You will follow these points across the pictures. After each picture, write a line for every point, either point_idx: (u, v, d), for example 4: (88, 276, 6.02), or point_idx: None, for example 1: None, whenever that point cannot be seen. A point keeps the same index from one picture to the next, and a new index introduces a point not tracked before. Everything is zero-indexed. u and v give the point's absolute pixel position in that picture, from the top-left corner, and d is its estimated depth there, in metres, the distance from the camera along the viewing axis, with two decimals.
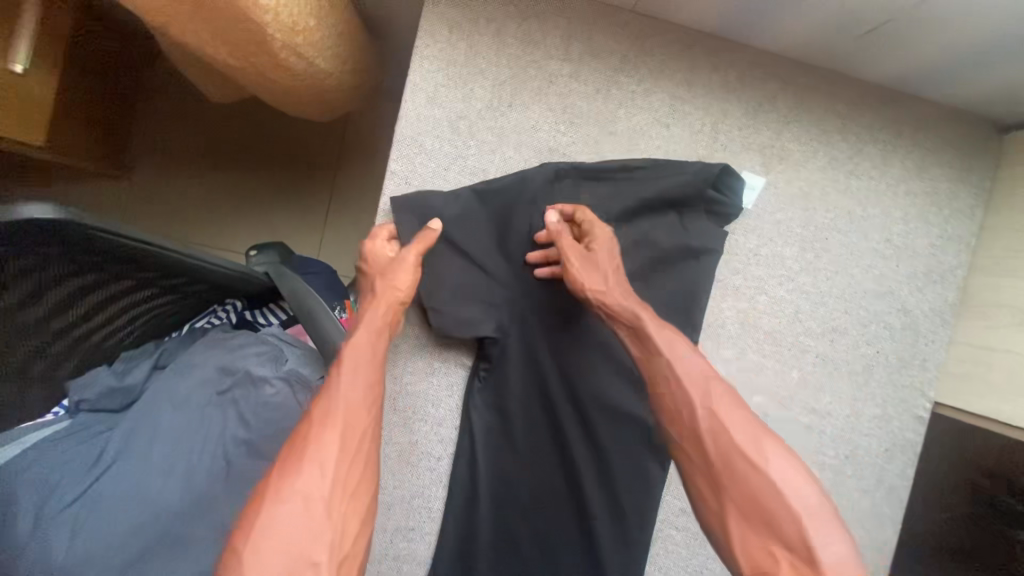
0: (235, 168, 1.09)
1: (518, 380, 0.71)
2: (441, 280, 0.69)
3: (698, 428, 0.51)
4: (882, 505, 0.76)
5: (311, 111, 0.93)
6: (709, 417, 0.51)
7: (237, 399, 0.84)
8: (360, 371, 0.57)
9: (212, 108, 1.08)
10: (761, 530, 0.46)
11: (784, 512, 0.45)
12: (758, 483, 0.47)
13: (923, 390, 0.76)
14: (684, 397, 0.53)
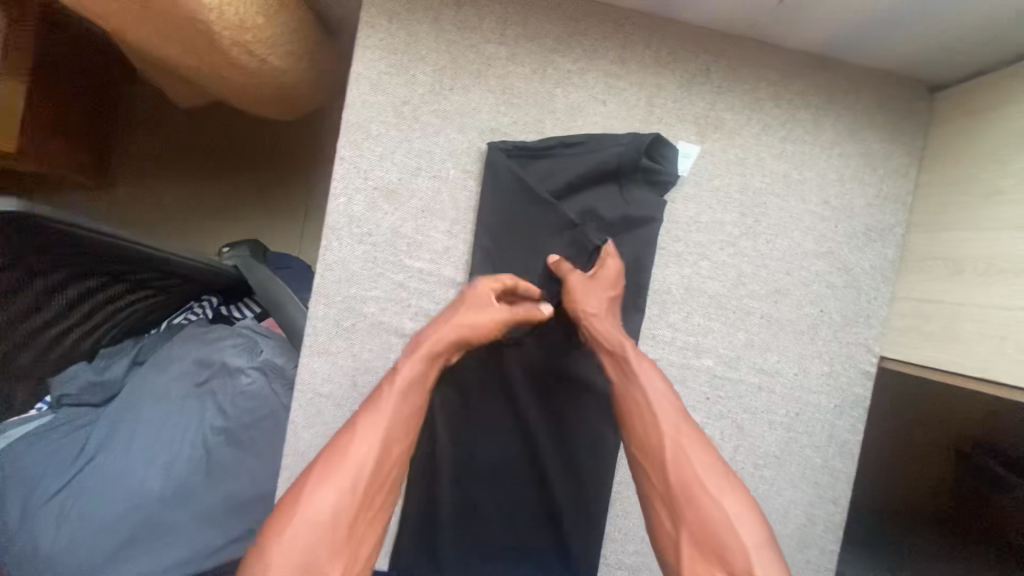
0: (216, 171, 1.13)
1: (474, 354, 0.74)
2: (394, 261, 0.72)
3: (665, 461, 0.56)
4: (834, 460, 0.78)
5: (275, 110, 0.97)
6: (676, 451, 0.56)
7: (215, 389, 0.92)
8: (406, 401, 0.60)
9: (185, 115, 1.12)
10: (710, 558, 0.51)
11: (733, 545, 0.50)
12: (712, 516, 0.52)
13: (868, 346, 0.78)
14: (656, 430, 0.58)
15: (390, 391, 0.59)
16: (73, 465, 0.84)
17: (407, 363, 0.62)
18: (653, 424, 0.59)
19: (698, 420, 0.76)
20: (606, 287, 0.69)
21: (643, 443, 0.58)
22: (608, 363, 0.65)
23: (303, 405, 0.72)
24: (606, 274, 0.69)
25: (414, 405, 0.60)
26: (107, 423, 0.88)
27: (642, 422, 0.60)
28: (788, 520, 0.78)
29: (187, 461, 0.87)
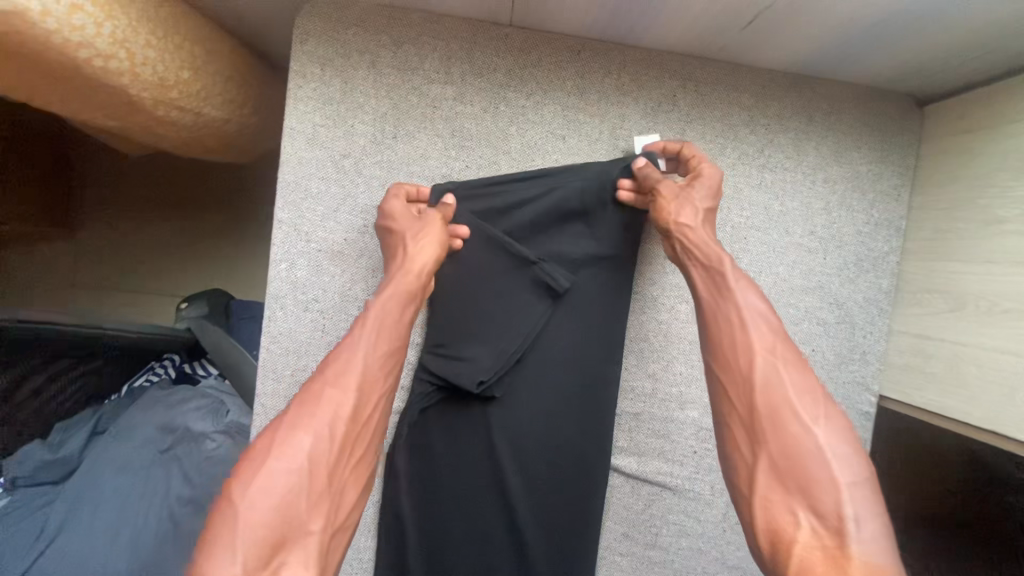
0: (179, 215, 1.05)
1: (439, 422, 0.68)
2: (345, 328, 0.66)
3: (751, 379, 0.45)
4: None
5: (229, 156, 0.92)
6: (767, 371, 0.44)
7: (182, 454, 0.88)
8: (383, 339, 0.51)
9: (124, 166, 1.02)
10: (789, 491, 0.40)
11: (821, 478, 0.39)
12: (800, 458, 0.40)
13: (866, 383, 0.72)
14: (744, 349, 0.46)
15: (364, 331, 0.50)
16: (28, 552, 0.76)
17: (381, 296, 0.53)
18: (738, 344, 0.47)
19: (686, 476, 0.71)
20: (700, 195, 0.58)
21: (726, 358, 0.47)
22: (699, 272, 0.54)
23: None
24: (707, 180, 0.59)
25: (394, 344, 0.51)
26: (65, 503, 0.81)
27: (728, 340, 0.48)
28: None
29: (153, 535, 0.81)
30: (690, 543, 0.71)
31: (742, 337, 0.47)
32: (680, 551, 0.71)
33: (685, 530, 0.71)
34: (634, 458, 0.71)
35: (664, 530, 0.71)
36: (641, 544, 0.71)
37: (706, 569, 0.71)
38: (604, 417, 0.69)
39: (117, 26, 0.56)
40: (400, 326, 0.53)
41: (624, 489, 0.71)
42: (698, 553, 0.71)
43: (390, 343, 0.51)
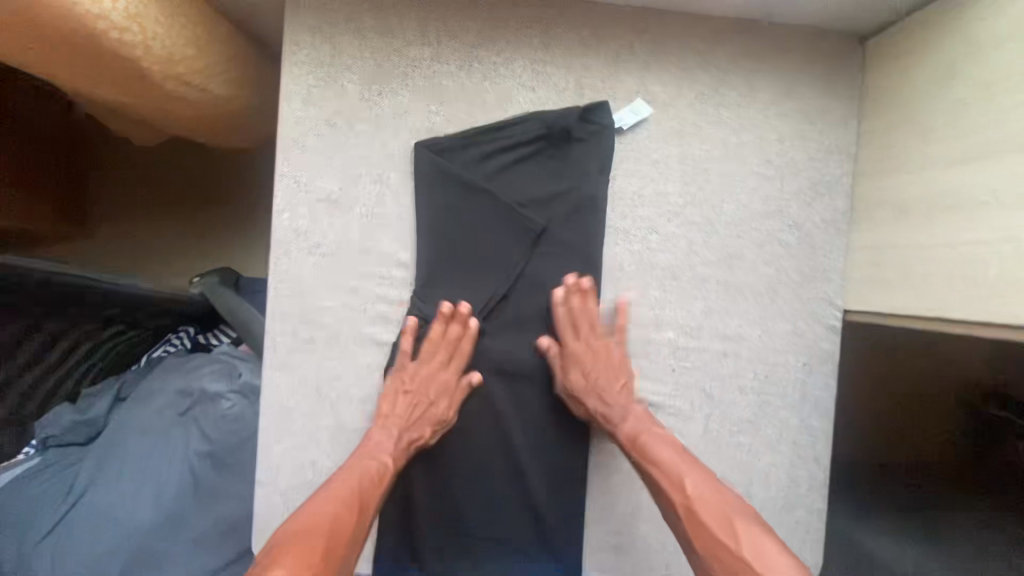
0: (192, 204, 1.12)
1: None
2: (345, 268, 0.72)
3: (682, 485, 0.62)
4: (810, 419, 0.77)
5: (237, 140, 1.01)
6: (695, 485, 0.62)
7: (200, 414, 0.94)
8: (371, 484, 0.63)
9: (135, 157, 1.11)
10: None
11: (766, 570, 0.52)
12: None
13: (831, 299, 0.77)
14: (676, 475, 0.63)
15: (355, 471, 0.63)
16: (64, 504, 0.86)
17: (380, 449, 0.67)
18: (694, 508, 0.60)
19: (667, 393, 0.76)
20: (597, 356, 0.72)
21: (660, 476, 0.64)
22: (630, 420, 0.69)
23: (270, 420, 0.72)
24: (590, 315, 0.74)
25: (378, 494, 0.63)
26: (95, 461, 0.90)
27: (660, 473, 0.64)
28: (771, 483, 0.77)
29: (175, 487, 0.91)
30: None
31: (664, 460, 0.64)
32: None
33: None
34: None
35: None
36: (629, 458, 0.76)
37: None
38: None
39: (130, 1, 0.64)
40: (377, 477, 0.64)
41: None
42: None
43: (370, 488, 0.63)
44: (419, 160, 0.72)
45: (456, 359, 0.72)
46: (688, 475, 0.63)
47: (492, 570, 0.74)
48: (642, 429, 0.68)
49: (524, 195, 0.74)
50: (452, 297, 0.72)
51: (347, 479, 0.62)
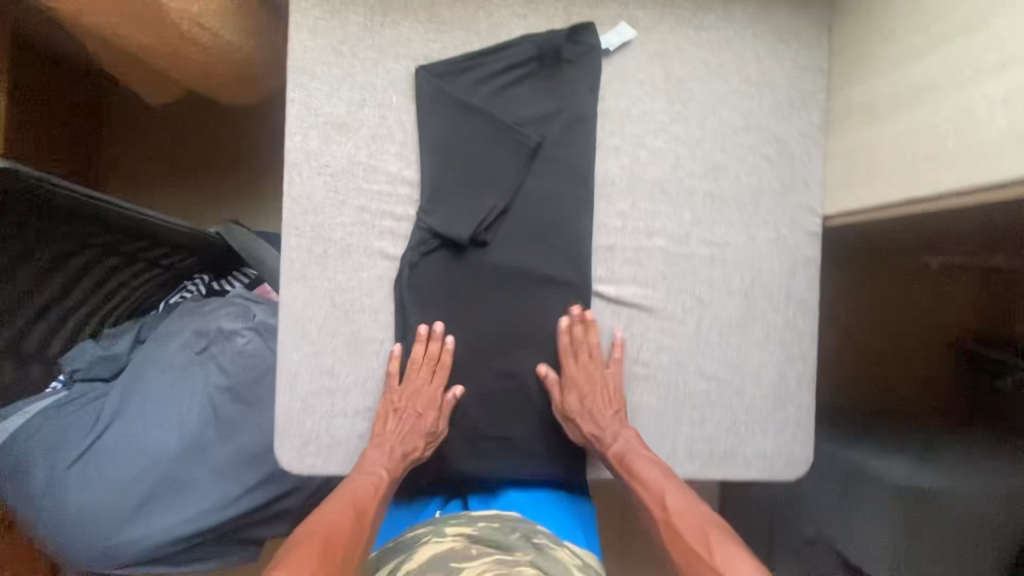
0: (201, 167, 1.17)
1: (440, 265, 0.79)
2: (355, 187, 0.77)
3: (665, 503, 0.73)
4: (796, 320, 0.82)
5: (240, 97, 1.07)
6: (676, 503, 0.74)
7: (216, 352, 0.98)
8: (369, 493, 0.73)
9: (144, 117, 1.16)
10: None
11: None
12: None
13: (811, 206, 0.82)
14: (660, 488, 0.74)
15: (355, 484, 0.73)
16: (91, 433, 0.90)
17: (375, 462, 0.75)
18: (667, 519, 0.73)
19: (659, 298, 0.81)
20: (593, 381, 0.78)
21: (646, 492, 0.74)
22: (619, 441, 0.77)
23: (289, 329, 0.77)
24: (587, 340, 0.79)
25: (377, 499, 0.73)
26: (120, 394, 0.94)
27: (647, 491, 0.74)
28: (761, 381, 0.82)
29: (197, 418, 0.94)
30: (669, 357, 0.82)
31: (649, 477, 0.75)
32: (661, 364, 0.82)
33: (662, 345, 0.82)
34: (614, 286, 0.81)
35: (644, 347, 0.82)
36: (626, 360, 0.82)
37: (686, 379, 0.81)
38: (581, 250, 0.80)
39: None
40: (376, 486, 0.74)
41: (605, 313, 0.81)
42: (675, 366, 0.81)
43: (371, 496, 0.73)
44: (420, 82, 0.77)
45: (437, 373, 0.78)
46: (670, 491, 0.74)
47: (500, 466, 0.80)
48: (629, 450, 0.77)
49: (519, 113, 0.79)
50: (456, 210, 0.77)
51: (349, 490, 0.73)
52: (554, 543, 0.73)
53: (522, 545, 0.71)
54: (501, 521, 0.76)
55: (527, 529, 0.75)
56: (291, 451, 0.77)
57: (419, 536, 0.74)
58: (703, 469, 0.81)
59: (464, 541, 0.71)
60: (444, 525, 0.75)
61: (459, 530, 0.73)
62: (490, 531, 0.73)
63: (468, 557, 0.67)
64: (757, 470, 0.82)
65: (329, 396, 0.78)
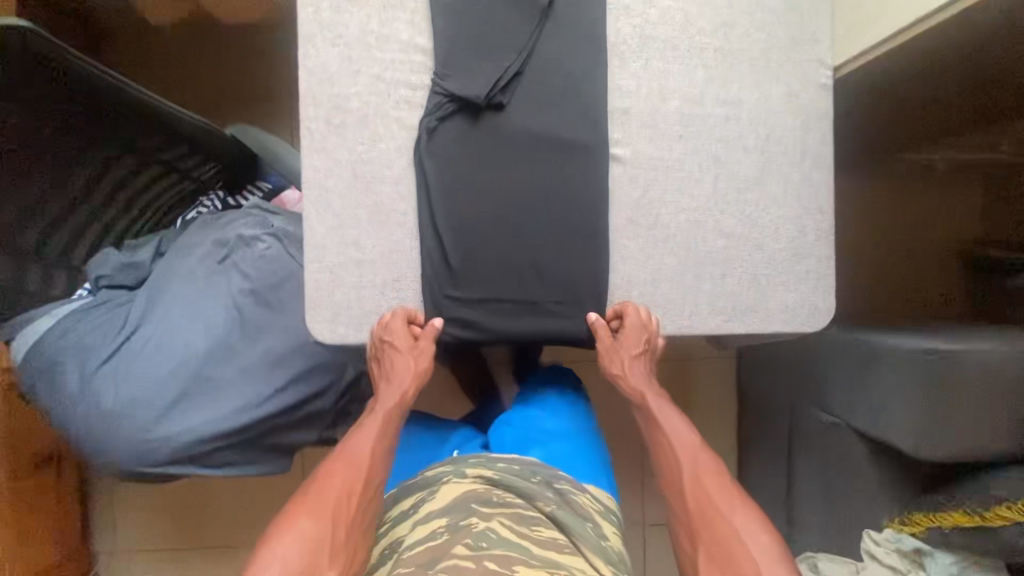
0: (210, 97, 1.23)
1: (456, 133, 0.79)
2: (369, 58, 0.78)
3: (683, 447, 0.78)
4: (812, 172, 0.83)
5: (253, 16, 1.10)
6: (691, 449, 0.78)
7: (237, 260, 0.96)
8: (382, 437, 0.78)
9: (149, 54, 1.22)
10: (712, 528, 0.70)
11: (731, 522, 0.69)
12: (727, 534, 0.68)
13: (820, 61, 0.83)
14: (678, 437, 0.79)
15: (369, 432, 0.79)
16: (120, 335, 0.90)
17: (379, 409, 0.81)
18: (663, 448, 0.79)
19: (677, 157, 0.81)
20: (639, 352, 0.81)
21: (664, 437, 0.80)
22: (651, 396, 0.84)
23: (312, 201, 0.78)
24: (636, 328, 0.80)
25: (389, 439, 0.79)
26: (145, 299, 0.94)
27: (667, 438, 0.79)
28: (780, 235, 0.83)
29: (223, 321, 0.93)
30: (687, 217, 0.82)
31: (673, 426, 0.80)
32: (679, 225, 0.82)
33: (682, 206, 0.82)
34: (629, 150, 0.81)
35: (663, 210, 0.81)
36: (644, 227, 0.81)
37: (705, 237, 0.82)
38: (597, 112, 0.80)
39: None
40: (391, 427, 0.80)
41: (622, 180, 0.81)
42: (694, 225, 0.82)
43: (386, 438, 0.79)
44: None
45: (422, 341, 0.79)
46: (685, 437, 0.79)
47: (529, 331, 0.81)
48: (661, 402, 0.83)
49: None
50: (469, 75, 0.78)
51: (363, 439, 0.78)
52: (576, 489, 0.85)
53: (542, 491, 0.81)
54: (521, 465, 0.87)
55: (549, 475, 0.86)
56: (323, 321, 0.79)
57: (440, 475, 0.83)
58: (726, 324, 0.82)
59: (485, 483, 0.81)
60: (464, 466, 0.85)
61: (479, 471, 0.83)
62: (510, 474, 0.83)
63: (490, 500, 0.76)
64: (780, 323, 0.83)
65: (357, 268, 0.79)
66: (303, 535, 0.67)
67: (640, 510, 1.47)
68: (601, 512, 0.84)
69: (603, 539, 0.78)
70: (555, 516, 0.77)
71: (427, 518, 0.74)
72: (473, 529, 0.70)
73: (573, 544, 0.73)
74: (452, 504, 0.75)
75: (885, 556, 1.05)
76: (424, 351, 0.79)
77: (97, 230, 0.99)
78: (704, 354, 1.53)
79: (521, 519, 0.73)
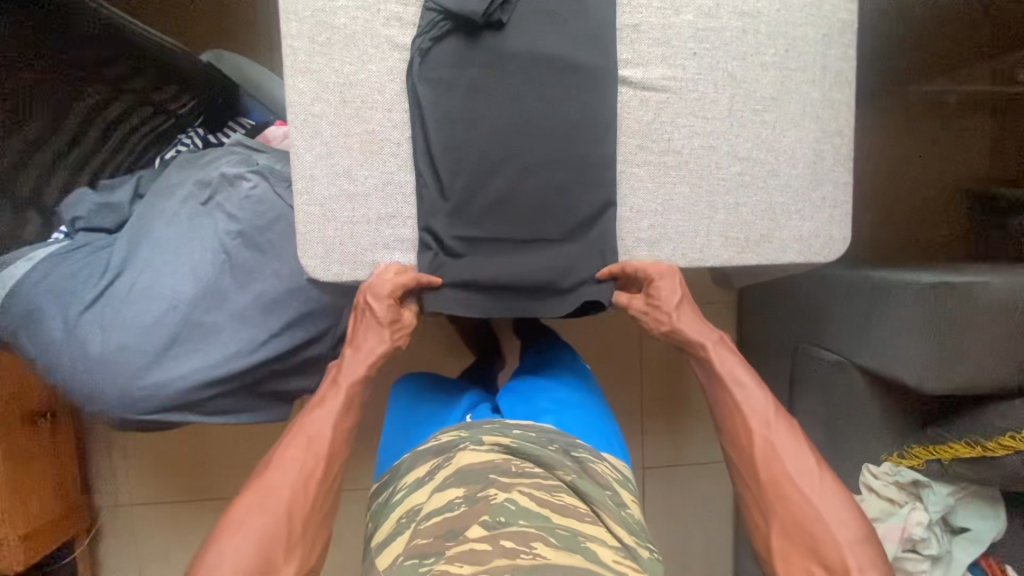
0: (182, 29, 1.14)
1: (454, 54, 0.72)
2: None
3: (757, 417, 0.70)
4: (832, 92, 0.78)
5: None
6: (764, 419, 0.70)
7: (222, 200, 0.91)
8: (344, 416, 0.71)
9: None
10: (790, 513, 0.65)
11: (813, 506, 0.64)
12: (805, 512, 0.64)
13: None
14: (749, 406, 0.71)
15: (331, 409, 0.71)
16: (102, 280, 0.86)
17: (341, 382, 0.73)
18: (729, 407, 0.72)
19: (690, 77, 0.76)
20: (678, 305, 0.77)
21: (734, 405, 0.72)
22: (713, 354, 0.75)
23: (298, 129, 0.72)
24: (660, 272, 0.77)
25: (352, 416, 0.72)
26: (127, 243, 0.89)
27: (736, 405, 0.72)
28: (796, 159, 0.78)
29: (211, 264, 0.88)
30: (701, 142, 0.77)
31: (743, 391, 0.72)
32: (692, 151, 0.77)
33: (696, 131, 0.77)
34: (640, 70, 0.75)
35: (675, 134, 0.76)
36: (656, 153, 0.76)
37: (720, 163, 0.77)
38: (604, 27, 0.73)
39: None
40: (356, 401, 0.73)
41: (632, 103, 0.75)
42: (708, 151, 0.77)
43: (350, 416, 0.72)
44: None
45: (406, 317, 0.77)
46: (758, 405, 0.71)
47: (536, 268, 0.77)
48: (727, 359, 0.74)
49: None
50: None
51: (322, 418, 0.70)
52: (594, 456, 0.84)
53: (559, 459, 0.80)
54: (537, 432, 0.85)
55: (566, 442, 0.85)
56: (316, 260, 0.73)
57: (456, 441, 0.81)
58: (739, 256, 0.79)
59: (503, 452, 0.79)
60: (479, 432, 0.83)
61: (495, 439, 0.81)
62: (526, 442, 0.82)
63: (509, 470, 0.74)
64: (794, 253, 0.80)
65: (350, 203, 0.73)
66: (256, 529, 0.61)
67: (640, 453, 1.48)
68: (619, 479, 0.83)
69: (622, 507, 0.77)
70: (575, 485, 0.76)
71: (444, 487, 0.73)
72: (491, 503, 0.69)
73: (594, 514, 0.73)
74: (468, 474, 0.73)
75: (885, 489, 1.07)
76: (403, 323, 0.76)
77: (66, 169, 0.91)
78: (704, 299, 1.51)
79: (540, 487, 0.72)
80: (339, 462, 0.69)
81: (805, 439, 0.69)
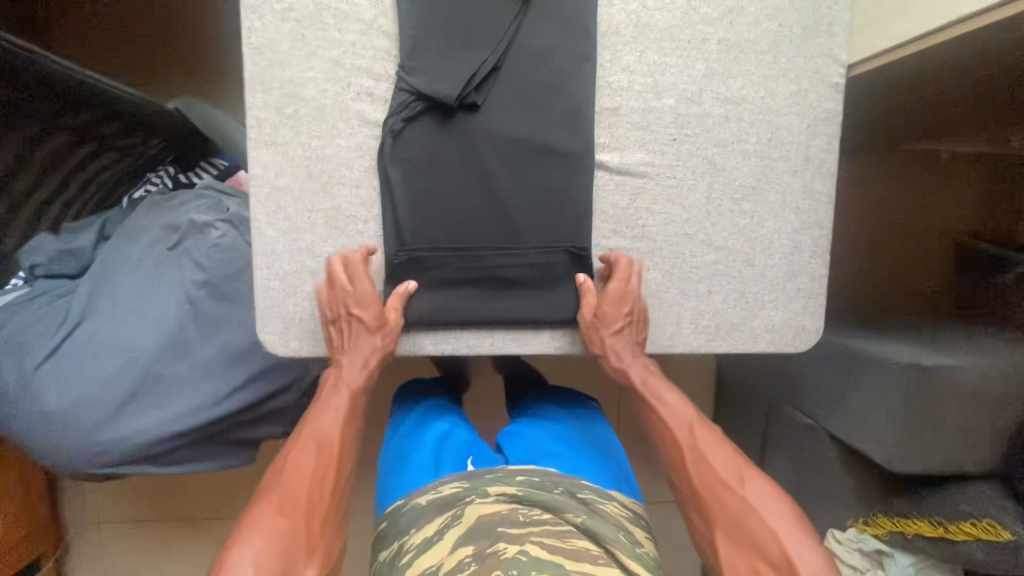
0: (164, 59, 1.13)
1: (427, 135, 0.70)
2: (324, 37, 0.68)
3: (683, 427, 0.70)
4: (814, 183, 0.76)
5: None
6: (687, 428, 0.70)
7: (189, 247, 0.89)
8: (349, 419, 0.69)
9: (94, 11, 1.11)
10: (726, 514, 0.62)
11: (748, 503, 0.62)
12: (741, 509, 0.62)
13: (834, 56, 0.74)
14: (671, 416, 0.71)
15: (336, 411, 0.69)
16: (60, 331, 0.84)
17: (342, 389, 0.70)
18: (655, 424, 0.73)
19: (668, 164, 0.74)
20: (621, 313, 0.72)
21: (661, 418, 0.72)
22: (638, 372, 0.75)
23: (260, 201, 0.69)
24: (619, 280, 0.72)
25: (355, 418, 0.70)
26: (87, 290, 0.87)
27: (661, 418, 0.72)
28: (772, 249, 0.77)
29: (174, 314, 0.86)
30: (676, 229, 0.75)
31: (670, 403, 0.72)
32: (666, 237, 0.75)
33: (672, 218, 0.75)
34: (617, 154, 0.73)
35: (650, 221, 0.75)
36: (629, 238, 0.75)
37: (692, 252, 0.76)
38: (582, 109, 0.71)
39: None
40: (357, 405, 0.71)
41: (608, 187, 0.74)
42: (683, 238, 0.75)
43: (355, 417, 0.70)
44: None
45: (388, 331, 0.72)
46: (678, 417, 0.71)
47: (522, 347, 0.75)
48: (653, 376, 0.75)
49: None
50: (438, 69, 0.68)
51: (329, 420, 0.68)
52: (602, 495, 0.77)
53: (568, 502, 0.74)
54: (541, 474, 0.79)
55: (571, 483, 0.78)
56: (275, 333, 0.72)
57: (461, 493, 0.74)
58: (709, 343, 0.78)
59: (509, 502, 0.73)
60: (483, 482, 0.76)
61: (501, 487, 0.75)
62: (532, 488, 0.76)
63: (517, 520, 0.69)
64: (765, 343, 0.78)
65: (313, 277, 0.71)
66: (277, 533, 0.57)
67: None
68: (629, 516, 0.77)
69: (637, 544, 0.72)
70: (586, 527, 0.70)
71: (450, 546, 0.67)
72: (502, 556, 0.64)
73: (607, 555, 0.67)
74: (476, 528, 0.68)
75: (848, 555, 1.07)
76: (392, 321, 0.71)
77: (30, 214, 0.90)
78: None
79: (552, 534, 0.67)
80: (348, 463, 0.67)
81: (728, 441, 0.69)
